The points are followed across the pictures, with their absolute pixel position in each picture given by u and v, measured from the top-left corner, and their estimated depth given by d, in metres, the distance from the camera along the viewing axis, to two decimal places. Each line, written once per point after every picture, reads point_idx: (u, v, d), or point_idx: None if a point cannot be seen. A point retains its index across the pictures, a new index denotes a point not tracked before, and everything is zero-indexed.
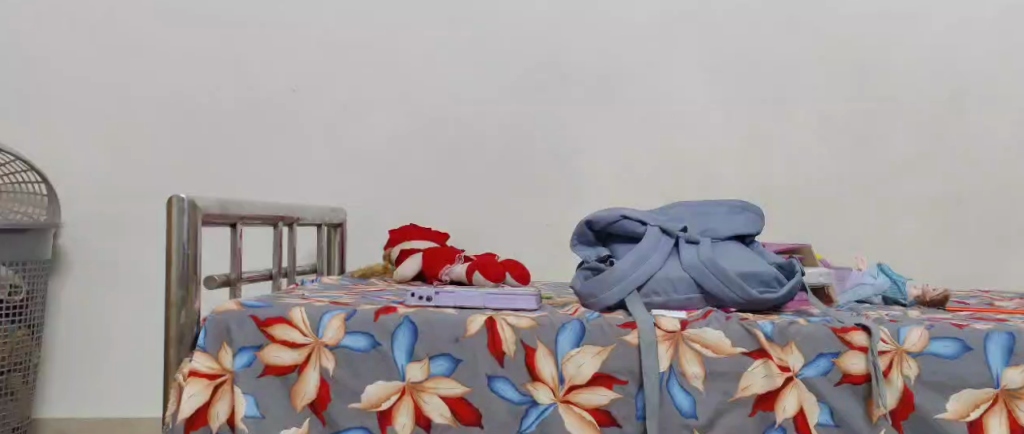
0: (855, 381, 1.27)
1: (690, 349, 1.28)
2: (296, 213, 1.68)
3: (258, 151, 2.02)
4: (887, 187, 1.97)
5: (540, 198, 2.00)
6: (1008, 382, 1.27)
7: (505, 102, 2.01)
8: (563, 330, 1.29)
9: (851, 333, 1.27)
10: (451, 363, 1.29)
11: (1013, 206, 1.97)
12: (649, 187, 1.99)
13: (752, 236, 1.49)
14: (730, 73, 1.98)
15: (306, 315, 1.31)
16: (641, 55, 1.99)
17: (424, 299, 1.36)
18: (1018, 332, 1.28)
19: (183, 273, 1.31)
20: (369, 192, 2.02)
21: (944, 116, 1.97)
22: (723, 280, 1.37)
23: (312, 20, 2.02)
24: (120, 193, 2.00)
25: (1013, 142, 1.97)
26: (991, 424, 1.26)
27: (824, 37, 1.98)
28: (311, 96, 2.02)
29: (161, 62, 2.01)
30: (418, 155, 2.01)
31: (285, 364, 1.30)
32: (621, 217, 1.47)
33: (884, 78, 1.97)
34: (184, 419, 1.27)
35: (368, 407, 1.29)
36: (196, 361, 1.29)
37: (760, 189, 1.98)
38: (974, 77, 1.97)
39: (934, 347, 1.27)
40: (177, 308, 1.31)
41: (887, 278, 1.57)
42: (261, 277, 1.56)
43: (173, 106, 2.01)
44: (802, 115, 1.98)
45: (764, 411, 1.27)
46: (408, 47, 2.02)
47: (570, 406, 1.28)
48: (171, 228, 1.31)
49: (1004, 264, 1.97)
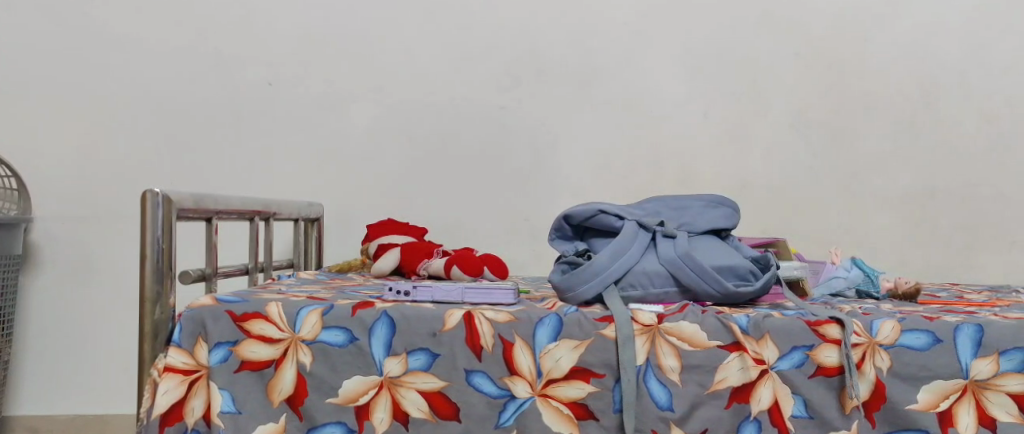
0: (829, 374, 1.29)
1: (667, 342, 1.29)
2: (273, 207, 1.67)
3: (235, 146, 2.01)
4: (861, 182, 1.99)
5: (519, 193, 2.00)
6: (977, 373, 1.29)
7: (482, 96, 2.00)
8: (540, 324, 1.30)
9: (825, 326, 1.29)
10: (429, 358, 1.29)
11: (984, 200, 2.00)
12: (625, 183, 2.00)
13: (727, 230, 1.51)
14: (708, 68, 1.99)
15: (282, 311, 1.30)
16: (617, 50, 2.00)
17: (402, 293, 1.36)
18: (987, 324, 1.30)
19: (158, 267, 1.30)
20: (346, 187, 2.01)
21: (917, 111, 1.99)
22: (700, 273, 1.38)
23: (289, 13, 2.01)
24: (94, 189, 1.98)
25: (984, 137, 1.99)
26: (960, 414, 1.28)
27: (801, 34, 1.99)
28: (288, 90, 2.01)
29: (135, 55, 1.99)
30: (396, 149, 2.01)
31: (262, 359, 1.29)
32: (597, 211, 1.47)
33: (858, 74, 2.00)
34: (158, 415, 1.26)
35: (346, 401, 1.29)
36: (171, 356, 1.28)
37: (735, 184, 2.00)
38: (943, 72, 1.99)
39: (905, 340, 1.29)
40: (152, 303, 1.30)
41: (860, 271, 1.59)
42: (238, 272, 1.55)
43: (147, 99, 1.99)
44: (779, 109, 1.99)
45: (740, 404, 1.28)
46: (385, 40, 2.01)
47: (547, 400, 1.29)
48: (146, 222, 1.30)
49: (975, 257, 2.00)
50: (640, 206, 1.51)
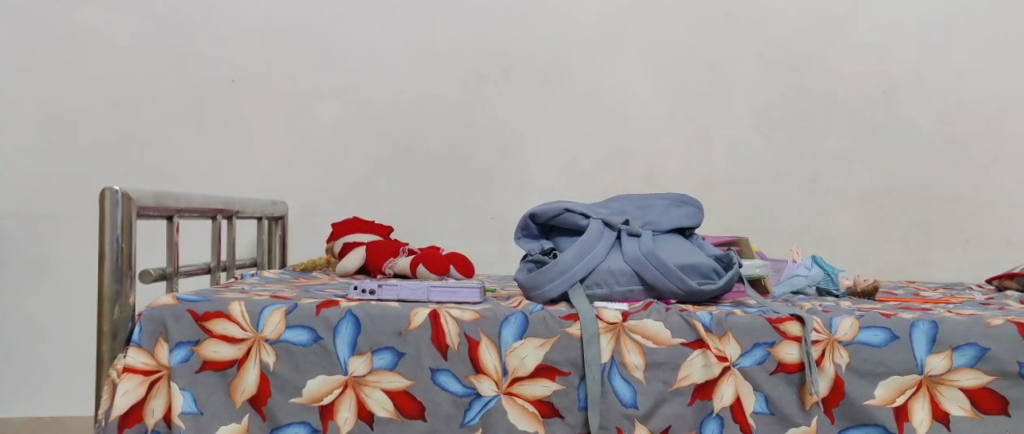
0: (789, 370, 1.30)
1: (631, 340, 1.30)
2: (235, 206, 1.65)
3: (194, 144, 1.98)
4: (820, 182, 2.02)
5: (482, 191, 2.00)
6: (932, 369, 1.31)
7: (446, 94, 2.00)
8: (506, 323, 1.30)
9: (786, 324, 1.31)
10: (394, 356, 1.29)
11: (939, 200, 2.03)
12: (589, 182, 2.01)
13: (691, 229, 1.53)
14: (672, 67, 2.01)
15: (245, 310, 1.29)
16: (582, 49, 2.01)
17: (367, 292, 1.35)
18: (941, 321, 1.32)
19: (117, 267, 1.29)
20: (309, 185, 1.99)
21: (875, 112, 2.03)
22: (664, 271, 1.39)
23: (251, 9, 1.98)
24: (47, 186, 1.95)
25: (940, 138, 2.03)
26: (915, 409, 1.30)
27: (764, 35, 2.02)
28: (251, 87, 1.99)
29: (93, 49, 1.96)
30: (360, 147, 2.00)
31: (224, 359, 1.28)
32: (563, 210, 1.48)
33: (819, 75, 2.02)
34: (117, 416, 1.24)
35: (310, 401, 1.28)
36: (130, 356, 1.26)
37: (698, 184, 2.02)
38: (902, 74, 2.03)
39: (863, 336, 1.31)
40: (111, 303, 1.28)
41: (821, 270, 1.63)
42: (200, 271, 1.53)
43: (105, 94, 1.96)
44: (741, 110, 2.02)
45: (702, 401, 1.30)
46: (349, 37, 2.00)
47: (512, 398, 1.29)
48: (105, 221, 1.28)
49: (932, 256, 2.04)
50: (605, 205, 1.53)
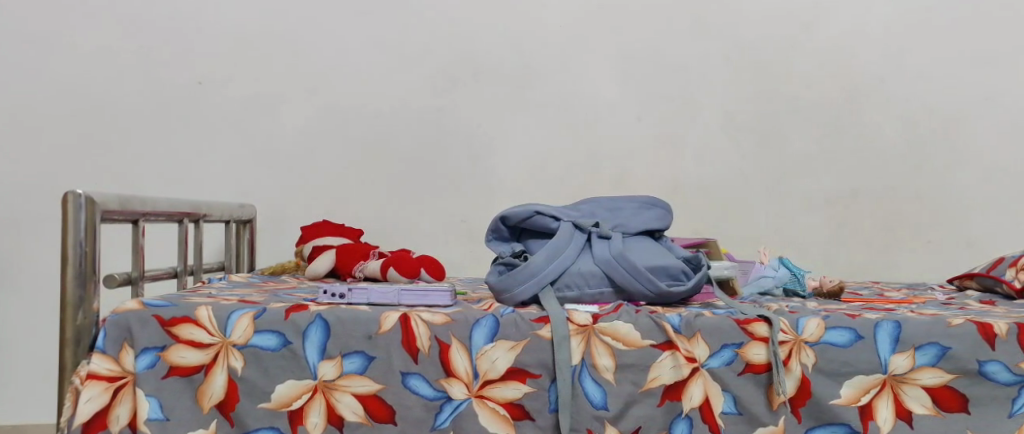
0: (757, 371, 1.31)
1: (601, 342, 1.30)
2: (203, 209, 1.63)
3: (160, 146, 1.96)
4: (787, 184, 2.05)
5: (452, 194, 2.00)
6: (895, 368, 1.32)
7: (415, 96, 1.99)
8: (476, 326, 1.30)
9: (753, 324, 1.32)
10: (364, 361, 1.28)
11: (903, 203, 2.06)
12: (558, 185, 2.01)
13: (661, 231, 1.53)
14: (641, 72, 2.02)
15: (212, 315, 1.28)
16: (551, 53, 2.01)
17: (337, 296, 1.35)
18: (905, 320, 1.34)
19: (80, 272, 1.27)
20: (277, 188, 1.98)
21: (840, 115, 2.05)
22: (634, 273, 1.40)
23: (218, 11, 1.96)
24: (8, 190, 1.92)
25: (903, 141, 2.06)
26: (879, 407, 1.32)
27: (731, 39, 2.04)
28: (218, 89, 1.97)
29: (56, 50, 1.93)
30: (329, 151, 1.98)
31: (191, 364, 1.26)
32: (534, 212, 1.49)
33: (786, 80, 2.05)
34: (81, 423, 1.23)
35: (279, 406, 1.27)
36: (94, 362, 1.24)
37: (667, 186, 2.04)
38: (866, 79, 2.06)
39: (829, 337, 1.32)
40: (74, 309, 1.26)
41: (787, 271, 1.65)
42: (165, 275, 1.51)
43: (68, 95, 1.94)
44: (709, 113, 2.03)
45: (672, 401, 1.30)
46: (316, 39, 1.98)
47: (483, 401, 1.28)
48: (68, 226, 1.27)
49: (896, 257, 2.07)
50: (576, 207, 1.53)
